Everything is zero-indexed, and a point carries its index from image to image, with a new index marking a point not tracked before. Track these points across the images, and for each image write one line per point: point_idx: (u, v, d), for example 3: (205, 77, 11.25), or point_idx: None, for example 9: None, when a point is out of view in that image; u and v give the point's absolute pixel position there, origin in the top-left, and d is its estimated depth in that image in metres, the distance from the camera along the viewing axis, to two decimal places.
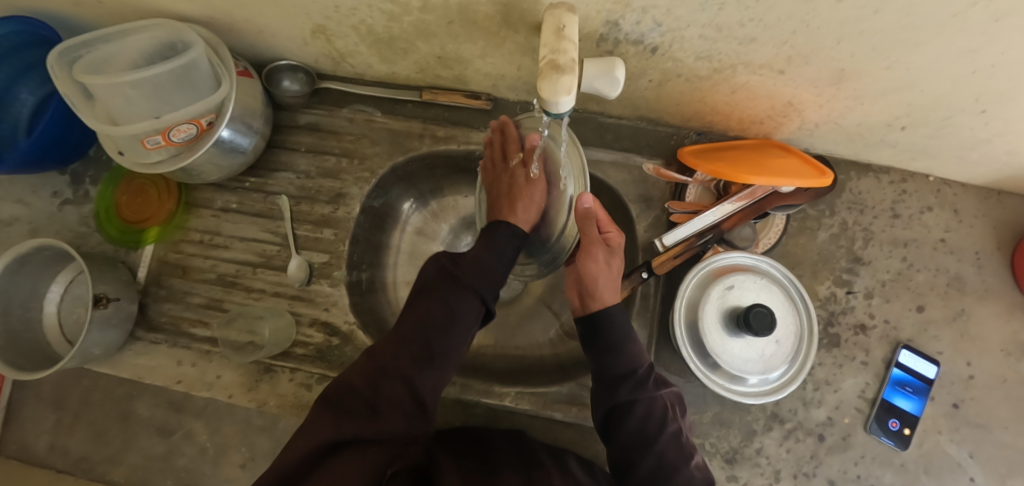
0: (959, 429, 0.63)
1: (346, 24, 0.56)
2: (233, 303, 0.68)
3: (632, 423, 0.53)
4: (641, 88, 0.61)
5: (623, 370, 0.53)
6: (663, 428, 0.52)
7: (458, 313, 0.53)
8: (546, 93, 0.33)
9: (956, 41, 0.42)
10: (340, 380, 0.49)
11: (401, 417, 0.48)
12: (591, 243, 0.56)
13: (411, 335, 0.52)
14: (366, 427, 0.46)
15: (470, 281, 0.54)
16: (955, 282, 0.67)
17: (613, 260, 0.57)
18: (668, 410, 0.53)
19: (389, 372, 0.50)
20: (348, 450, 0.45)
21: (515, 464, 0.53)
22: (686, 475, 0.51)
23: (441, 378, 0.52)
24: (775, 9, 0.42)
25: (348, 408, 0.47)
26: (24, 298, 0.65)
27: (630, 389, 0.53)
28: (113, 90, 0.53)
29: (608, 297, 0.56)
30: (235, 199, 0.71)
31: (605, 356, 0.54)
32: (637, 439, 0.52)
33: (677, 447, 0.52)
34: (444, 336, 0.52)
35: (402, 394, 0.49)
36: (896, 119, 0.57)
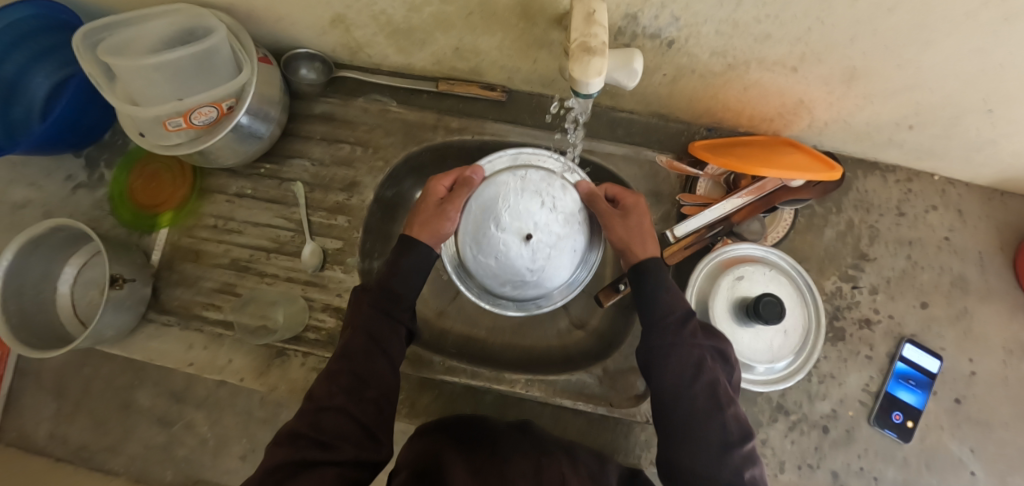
0: (961, 425, 0.64)
1: (367, 14, 0.57)
2: (245, 288, 0.69)
3: (665, 369, 0.52)
4: (655, 83, 0.62)
5: (659, 315, 0.54)
6: (694, 373, 0.51)
7: (379, 336, 0.53)
8: (577, 74, 0.33)
9: (964, 41, 0.43)
10: (288, 424, 0.50)
11: (352, 444, 0.48)
12: (605, 214, 0.59)
13: (335, 368, 0.52)
14: (319, 454, 0.46)
15: (386, 306, 0.55)
16: (958, 281, 0.68)
17: (637, 216, 0.59)
18: (704, 358, 0.52)
19: (325, 406, 0.50)
20: (309, 474, 0.45)
21: (528, 449, 0.53)
22: (716, 424, 0.50)
23: (382, 399, 0.52)
24: (792, 6, 0.43)
25: (298, 444, 0.47)
26: (37, 280, 0.65)
27: (664, 332, 0.53)
28: (136, 72, 0.54)
29: (651, 250, 0.58)
30: (249, 186, 0.71)
31: (643, 299, 0.55)
32: (670, 386, 0.51)
33: (712, 396, 0.51)
34: (379, 357, 0.53)
35: (346, 422, 0.49)
36: (904, 118, 0.58)
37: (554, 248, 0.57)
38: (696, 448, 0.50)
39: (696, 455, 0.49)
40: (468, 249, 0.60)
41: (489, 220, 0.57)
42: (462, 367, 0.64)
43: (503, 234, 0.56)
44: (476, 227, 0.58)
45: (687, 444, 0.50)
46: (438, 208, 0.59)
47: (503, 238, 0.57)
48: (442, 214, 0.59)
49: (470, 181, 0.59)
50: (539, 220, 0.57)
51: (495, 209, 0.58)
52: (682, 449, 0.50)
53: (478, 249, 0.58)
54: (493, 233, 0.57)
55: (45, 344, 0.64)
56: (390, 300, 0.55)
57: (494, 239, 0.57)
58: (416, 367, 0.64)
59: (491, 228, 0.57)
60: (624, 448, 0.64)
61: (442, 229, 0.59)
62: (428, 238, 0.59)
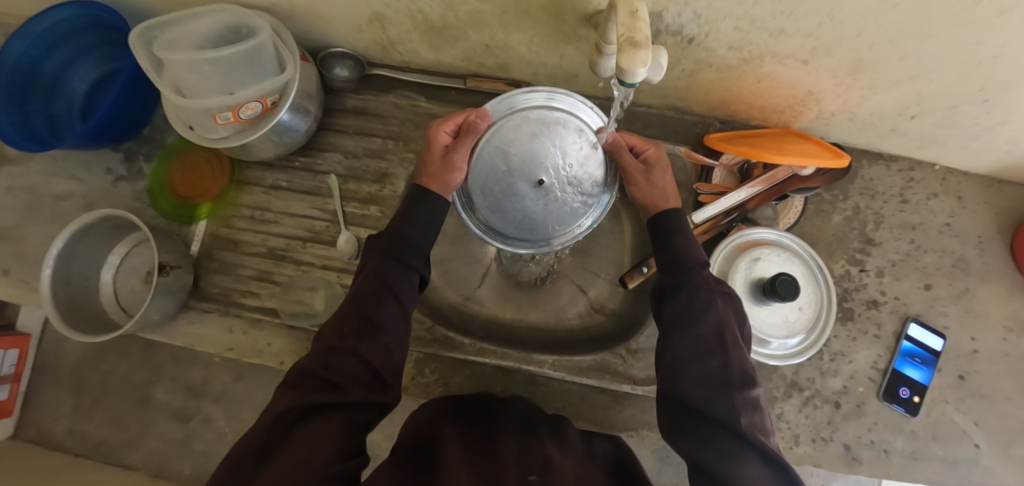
0: (964, 398, 0.68)
1: (405, 12, 0.61)
2: (283, 276, 0.72)
3: (676, 307, 0.55)
4: (674, 77, 0.66)
5: (676, 260, 0.57)
6: (702, 313, 0.53)
7: (392, 282, 0.55)
8: (624, 65, 0.37)
9: (962, 34, 0.48)
10: (300, 363, 0.52)
11: (360, 387, 0.50)
12: (633, 170, 0.59)
13: (348, 311, 0.54)
14: (326, 397, 0.48)
15: (398, 252, 0.56)
16: (959, 263, 0.72)
17: (660, 172, 0.61)
18: (714, 301, 0.54)
19: (337, 348, 0.52)
20: (314, 418, 0.47)
21: (517, 433, 0.54)
22: (718, 362, 0.51)
23: (392, 344, 0.54)
24: (805, 3, 0.47)
25: (308, 386, 0.49)
26: (84, 267, 0.68)
27: (677, 276, 0.56)
28: (191, 68, 0.57)
29: (673, 203, 0.61)
30: (285, 178, 0.75)
31: (660, 247, 0.59)
32: (678, 323, 0.53)
33: (719, 338, 0.52)
34: (390, 302, 0.55)
35: (356, 366, 0.51)
36: (906, 108, 0.62)
37: (569, 185, 0.53)
38: (698, 383, 0.51)
39: (698, 391, 0.50)
40: (484, 203, 0.55)
41: (498, 174, 0.53)
42: (491, 349, 0.68)
43: (516, 185, 0.52)
44: (482, 181, 0.54)
45: (689, 380, 0.51)
46: (446, 159, 0.56)
47: (515, 193, 0.53)
48: (447, 163, 0.55)
49: (475, 127, 0.53)
50: (548, 162, 0.52)
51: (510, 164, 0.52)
52: (683, 383, 0.51)
53: (494, 203, 0.54)
54: (504, 186, 0.53)
55: (92, 328, 0.66)
56: (399, 245, 0.56)
57: (510, 193, 0.53)
58: (448, 348, 0.68)
59: (499, 177, 0.53)
60: (647, 423, 0.68)
61: (450, 176, 0.55)
62: (439, 188, 0.56)
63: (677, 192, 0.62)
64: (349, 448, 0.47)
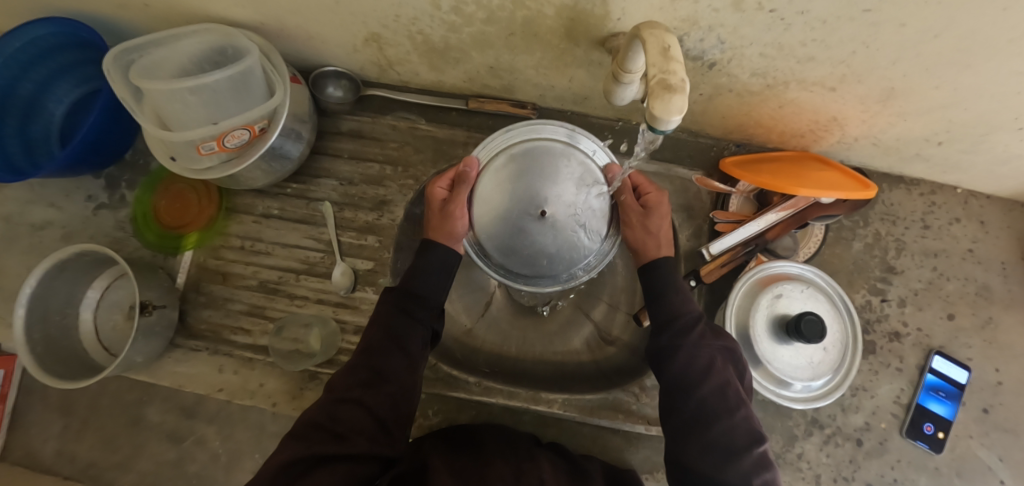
0: (989, 433, 0.65)
1: (403, 33, 0.56)
2: (277, 311, 0.68)
3: (675, 369, 0.52)
4: (690, 101, 0.62)
5: (674, 316, 0.54)
6: (705, 376, 0.52)
7: (403, 336, 0.52)
8: (657, 112, 0.34)
9: (1006, 64, 0.44)
10: (306, 415, 0.49)
11: (364, 437, 0.47)
12: (630, 209, 0.55)
13: (355, 362, 0.52)
14: (332, 447, 0.46)
15: (411, 304, 0.54)
16: (983, 291, 0.69)
17: (659, 219, 0.56)
18: (715, 360, 0.53)
19: (343, 398, 0.49)
20: (318, 472, 0.44)
21: (508, 456, 0.53)
22: (724, 426, 0.50)
23: (399, 395, 0.51)
24: (840, 31, 0.43)
25: (313, 435, 0.47)
26: (62, 304, 0.64)
27: (675, 335, 0.53)
28: (172, 96, 0.52)
29: (664, 251, 0.57)
30: (277, 205, 0.71)
31: (654, 304, 0.55)
32: (681, 382, 0.52)
33: (722, 399, 0.51)
34: (396, 354, 0.52)
35: (361, 415, 0.49)
36: (934, 134, 0.59)
37: (574, 209, 0.52)
38: (705, 447, 0.50)
39: (706, 459, 0.50)
40: (499, 249, 0.53)
41: (500, 212, 0.52)
42: (497, 388, 0.65)
43: (521, 224, 0.52)
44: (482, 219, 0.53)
45: (696, 446, 0.50)
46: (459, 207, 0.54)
47: (515, 224, 0.52)
48: (446, 215, 0.55)
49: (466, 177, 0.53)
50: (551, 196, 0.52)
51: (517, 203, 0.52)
52: (692, 445, 0.51)
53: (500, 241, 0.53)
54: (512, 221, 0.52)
55: (72, 372, 0.62)
56: (413, 299, 0.54)
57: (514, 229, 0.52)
58: (451, 388, 0.66)
59: (501, 218, 0.52)
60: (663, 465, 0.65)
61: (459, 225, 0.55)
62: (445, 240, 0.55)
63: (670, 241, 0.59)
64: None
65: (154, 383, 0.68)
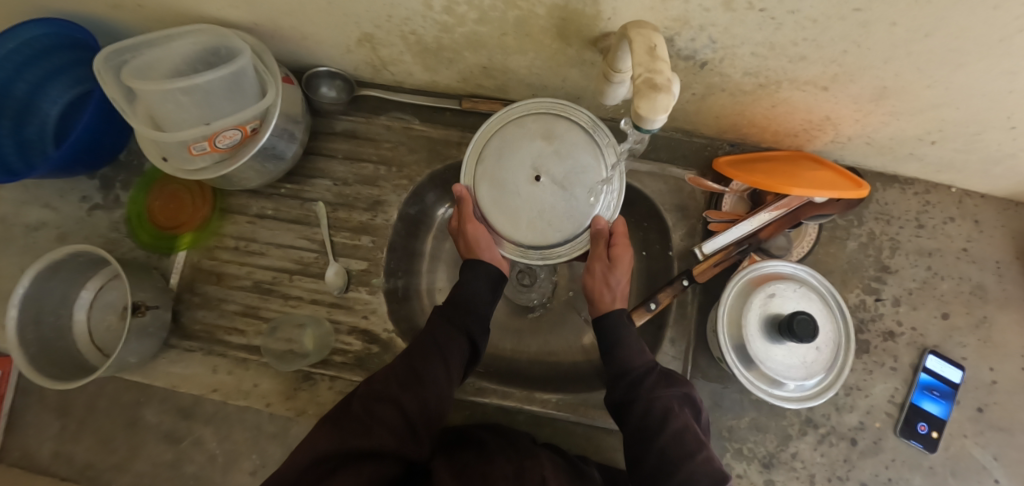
0: (983, 432, 0.65)
1: (395, 33, 0.56)
2: (271, 311, 0.68)
3: (634, 420, 0.54)
4: (683, 101, 0.62)
5: (625, 369, 0.56)
6: (661, 422, 0.52)
7: (443, 342, 0.56)
8: (643, 111, 0.34)
9: (997, 63, 0.44)
10: (344, 407, 0.50)
11: (394, 436, 0.47)
12: (596, 258, 0.59)
13: (398, 364, 0.54)
14: (361, 441, 0.46)
15: (457, 316, 0.58)
16: (977, 290, 0.69)
17: (619, 275, 0.60)
18: (670, 407, 0.53)
19: (381, 395, 0.50)
20: (343, 467, 0.44)
21: (509, 454, 0.52)
22: (685, 473, 0.50)
23: (433, 402, 0.52)
24: (831, 30, 0.43)
25: (345, 425, 0.47)
26: (56, 305, 0.64)
27: (627, 388, 0.55)
28: (164, 97, 0.52)
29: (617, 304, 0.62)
30: (271, 206, 0.71)
31: (608, 356, 0.58)
32: (641, 432, 0.53)
33: (678, 445, 0.51)
34: (436, 360, 0.54)
35: (395, 416, 0.49)
36: (928, 134, 0.59)
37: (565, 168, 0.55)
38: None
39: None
40: (523, 229, 0.54)
41: (507, 197, 0.55)
42: (492, 388, 0.65)
43: (529, 200, 0.54)
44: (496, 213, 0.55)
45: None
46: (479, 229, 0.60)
47: (524, 195, 0.54)
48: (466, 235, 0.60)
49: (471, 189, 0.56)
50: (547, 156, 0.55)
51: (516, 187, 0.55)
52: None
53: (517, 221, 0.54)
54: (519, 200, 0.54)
55: (65, 373, 0.62)
56: (462, 311, 0.58)
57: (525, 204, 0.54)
58: None
59: (514, 203, 0.54)
60: None
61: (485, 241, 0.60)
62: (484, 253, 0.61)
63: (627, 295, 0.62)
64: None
65: (148, 383, 0.68)
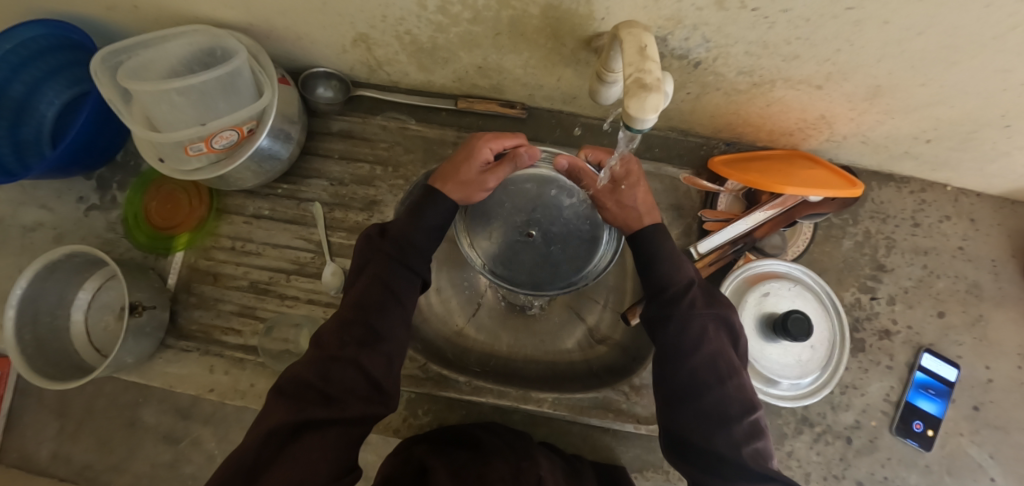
0: (979, 430, 0.65)
1: (390, 34, 0.56)
2: (267, 311, 0.68)
3: (670, 337, 0.52)
4: (678, 100, 0.63)
5: (663, 285, 0.54)
6: (696, 345, 0.51)
7: (395, 287, 0.52)
8: (633, 110, 0.34)
9: (990, 61, 0.44)
10: (294, 371, 0.48)
11: (358, 400, 0.47)
12: (602, 193, 0.60)
13: (349, 317, 0.51)
14: (320, 411, 0.44)
15: (409, 257, 0.54)
16: (973, 288, 0.69)
17: (631, 190, 0.58)
18: (707, 329, 0.52)
19: (336, 357, 0.48)
20: (306, 433, 0.44)
21: (507, 455, 0.52)
22: (717, 397, 0.50)
23: (392, 353, 0.51)
24: (823, 29, 0.43)
25: (302, 396, 0.46)
26: (53, 305, 0.64)
27: (665, 304, 0.53)
28: (160, 97, 0.52)
29: (650, 220, 0.58)
30: (267, 206, 0.71)
31: (645, 270, 0.56)
32: (676, 350, 0.51)
33: (713, 369, 0.51)
34: (393, 309, 0.52)
35: (354, 377, 0.48)
36: (922, 132, 0.59)
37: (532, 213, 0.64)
38: (697, 417, 0.50)
39: (698, 427, 0.50)
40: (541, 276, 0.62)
41: (513, 254, 0.62)
42: (488, 387, 0.64)
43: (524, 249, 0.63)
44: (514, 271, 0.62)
45: (688, 415, 0.50)
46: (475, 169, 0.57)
47: (523, 252, 0.62)
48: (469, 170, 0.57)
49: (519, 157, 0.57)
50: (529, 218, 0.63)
51: (513, 244, 0.63)
52: (683, 414, 0.51)
53: (542, 275, 0.62)
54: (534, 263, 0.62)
55: (62, 373, 0.62)
56: (407, 250, 0.54)
57: (540, 260, 0.63)
58: (442, 387, 0.65)
59: (519, 256, 0.62)
60: (653, 464, 0.65)
61: (473, 191, 0.57)
62: (455, 191, 0.57)
63: (653, 208, 0.59)
64: (349, 456, 0.45)
65: (145, 384, 0.68)
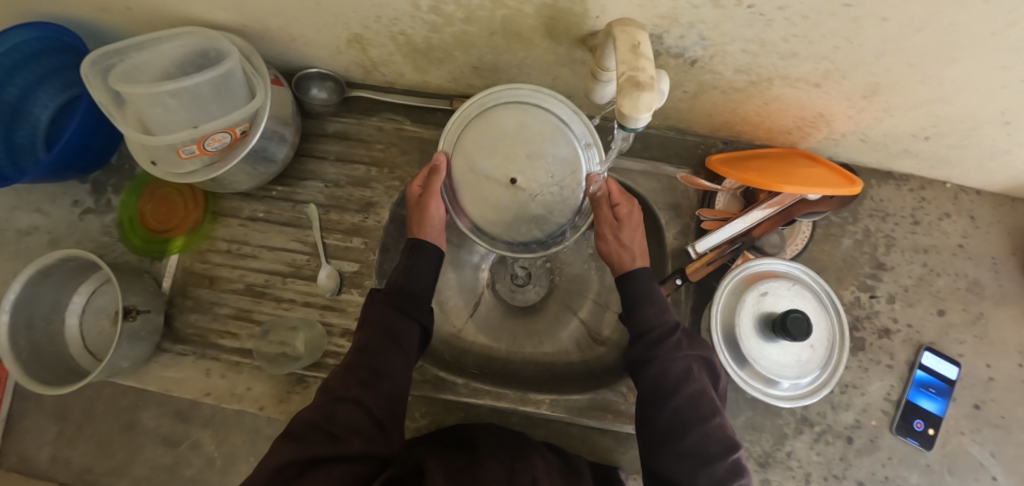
0: (980, 429, 0.64)
1: (384, 34, 0.56)
2: (263, 314, 0.67)
3: (650, 377, 0.52)
4: (675, 99, 0.62)
5: (647, 328, 0.54)
6: (681, 385, 0.51)
7: (398, 332, 0.53)
8: (626, 109, 0.34)
9: (989, 58, 0.44)
10: (301, 415, 0.49)
11: (361, 437, 0.47)
12: (603, 222, 0.58)
13: (352, 361, 0.52)
14: (330, 450, 0.45)
15: (406, 303, 0.55)
16: (974, 286, 0.69)
17: (631, 230, 0.58)
18: (691, 368, 0.52)
19: (341, 398, 0.49)
20: (318, 472, 0.44)
21: (503, 456, 0.52)
22: (698, 436, 0.50)
23: (395, 392, 0.52)
24: (821, 26, 0.43)
25: (309, 437, 0.46)
26: (48, 310, 0.64)
27: (651, 347, 0.53)
28: (152, 100, 0.52)
29: (640, 262, 0.59)
30: (263, 208, 0.70)
31: (629, 316, 0.56)
32: (657, 387, 0.52)
33: (695, 407, 0.51)
34: (394, 351, 0.52)
35: (359, 417, 0.48)
36: (922, 130, 0.59)
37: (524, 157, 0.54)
38: (680, 458, 0.50)
39: (679, 467, 0.49)
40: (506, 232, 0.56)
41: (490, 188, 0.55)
42: (486, 389, 0.64)
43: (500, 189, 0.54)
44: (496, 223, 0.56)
45: (670, 454, 0.50)
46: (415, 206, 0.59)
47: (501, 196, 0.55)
48: (423, 209, 0.58)
49: (437, 171, 0.56)
50: (517, 164, 0.54)
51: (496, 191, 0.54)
52: (664, 458, 0.50)
53: (515, 227, 0.56)
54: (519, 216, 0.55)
55: (57, 378, 0.62)
56: (407, 297, 0.55)
57: (531, 210, 0.55)
58: (439, 390, 0.64)
59: (496, 196, 0.55)
60: None
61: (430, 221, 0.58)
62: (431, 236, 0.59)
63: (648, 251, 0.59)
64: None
65: (141, 388, 0.68)
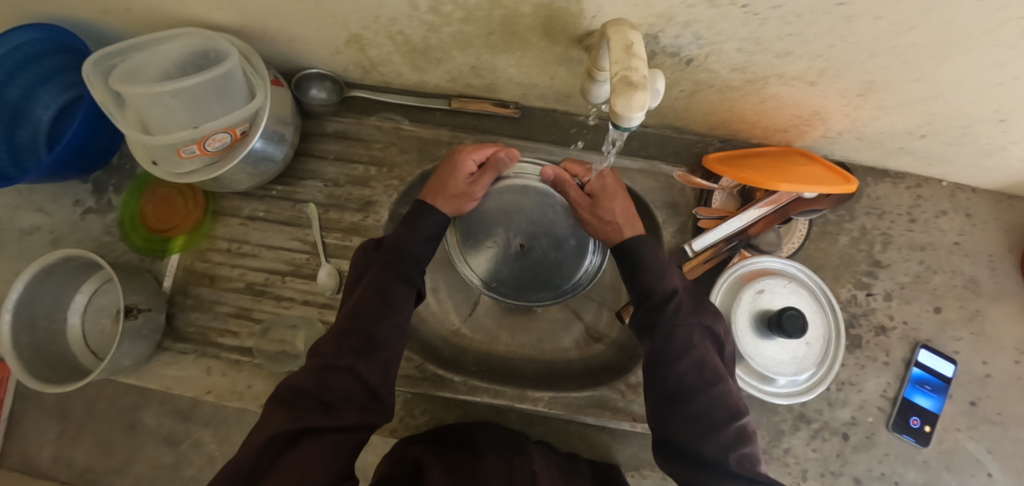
0: (977, 426, 0.65)
1: (383, 34, 0.56)
2: (263, 313, 0.68)
3: (656, 343, 0.52)
4: (672, 98, 0.62)
5: (650, 294, 0.54)
6: (684, 352, 0.51)
7: (390, 297, 0.53)
8: (620, 108, 0.34)
9: (983, 55, 0.44)
10: (293, 381, 0.49)
11: (354, 407, 0.47)
12: (578, 203, 0.62)
13: (344, 326, 0.52)
14: (319, 419, 0.45)
15: (398, 268, 0.54)
16: (970, 284, 0.69)
17: (608, 203, 0.60)
18: (693, 336, 0.52)
19: (333, 365, 0.49)
20: (303, 441, 0.44)
21: (501, 452, 0.53)
22: (706, 401, 0.50)
23: (390, 359, 0.51)
24: (815, 25, 0.43)
25: (298, 404, 0.46)
26: (50, 309, 0.64)
27: (659, 312, 0.53)
28: (153, 100, 0.52)
29: (630, 231, 0.58)
30: (263, 207, 0.71)
31: (631, 282, 0.56)
32: (662, 354, 0.52)
33: (702, 374, 0.51)
34: (385, 317, 0.52)
35: (351, 385, 0.48)
36: (917, 128, 0.59)
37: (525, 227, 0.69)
38: (686, 425, 0.50)
39: (686, 433, 0.50)
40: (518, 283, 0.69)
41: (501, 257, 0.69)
42: (484, 387, 0.64)
43: (506, 255, 0.69)
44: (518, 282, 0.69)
45: (677, 419, 0.50)
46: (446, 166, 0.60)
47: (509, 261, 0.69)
48: (463, 189, 0.60)
49: (500, 165, 0.61)
50: (515, 230, 0.69)
51: (502, 252, 0.69)
52: (671, 424, 0.51)
53: (528, 282, 0.69)
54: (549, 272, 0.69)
55: (59, 377, 0.62)
56: (399, 260, 0.55)
57: (540, 269, 0.69)
58: (438, 387, 0.64)
59: (505, 263, 0.69)
60: (650, 463, 0.65)
61: (463, 202, 0.60)
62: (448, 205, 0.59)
63: (636, 219, 0.60)
64: (347, 463, 0.45)
65: (142, 387, 0.69)
